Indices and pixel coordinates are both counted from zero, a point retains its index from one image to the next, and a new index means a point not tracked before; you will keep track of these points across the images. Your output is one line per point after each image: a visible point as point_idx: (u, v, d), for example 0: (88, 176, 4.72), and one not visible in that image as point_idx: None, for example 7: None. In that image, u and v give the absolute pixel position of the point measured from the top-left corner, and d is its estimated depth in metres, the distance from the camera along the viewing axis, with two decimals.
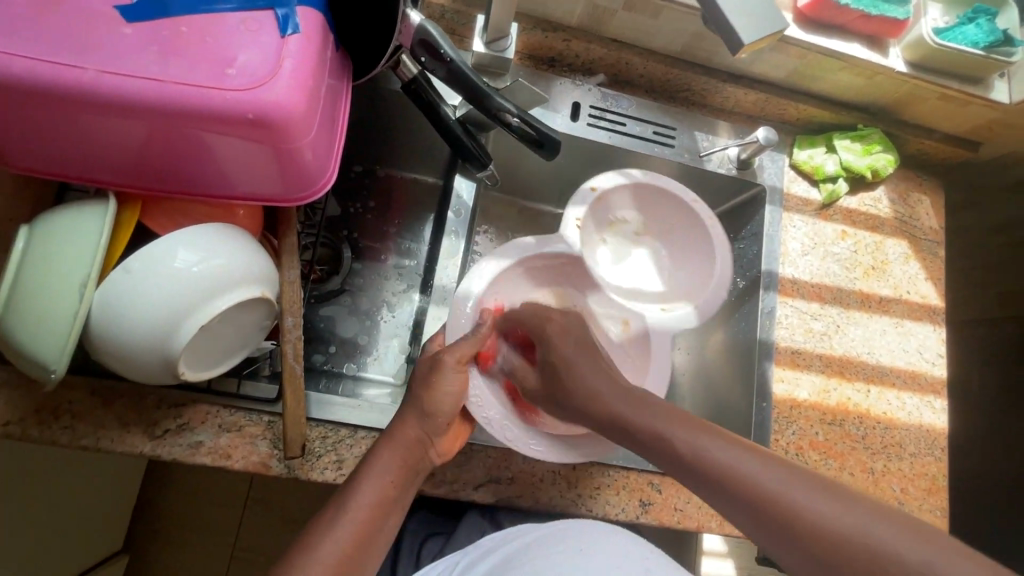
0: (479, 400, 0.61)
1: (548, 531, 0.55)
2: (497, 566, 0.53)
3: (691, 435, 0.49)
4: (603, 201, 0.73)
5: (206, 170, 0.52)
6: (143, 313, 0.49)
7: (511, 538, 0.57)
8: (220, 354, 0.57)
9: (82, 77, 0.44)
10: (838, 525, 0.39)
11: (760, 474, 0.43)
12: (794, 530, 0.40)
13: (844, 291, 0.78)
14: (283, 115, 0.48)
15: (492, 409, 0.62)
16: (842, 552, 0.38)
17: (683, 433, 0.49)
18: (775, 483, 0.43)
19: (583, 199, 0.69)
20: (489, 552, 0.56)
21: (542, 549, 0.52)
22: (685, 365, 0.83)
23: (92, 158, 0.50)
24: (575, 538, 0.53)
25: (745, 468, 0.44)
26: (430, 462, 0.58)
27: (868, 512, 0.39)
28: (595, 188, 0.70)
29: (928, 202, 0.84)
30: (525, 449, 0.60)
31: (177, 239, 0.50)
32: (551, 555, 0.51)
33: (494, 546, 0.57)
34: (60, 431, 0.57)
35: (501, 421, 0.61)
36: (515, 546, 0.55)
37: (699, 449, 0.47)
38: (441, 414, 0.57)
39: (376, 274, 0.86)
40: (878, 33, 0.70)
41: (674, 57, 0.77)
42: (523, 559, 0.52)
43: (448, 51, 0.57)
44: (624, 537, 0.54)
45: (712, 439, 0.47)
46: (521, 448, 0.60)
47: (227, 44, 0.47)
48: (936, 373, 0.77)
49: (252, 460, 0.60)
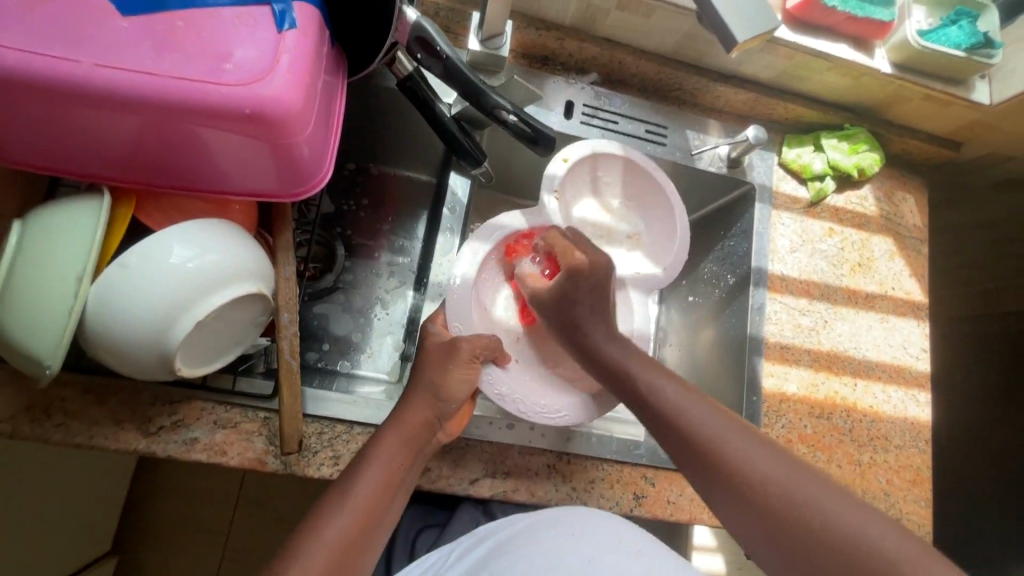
0: (489, 377, 0.62)
1: (537, 519, 0.56)
2: (488, 554, 0.54)
3: (706, 415, 0.53)
4: (572, 178, 0.73)
5: (202, 165, 0.51)
6: (139, 308, 0.49)
7: (504, 527, 0.57)
8: (215, 350, 0.56)
9: (78, 71, 0.43)
10: (778, 480, 0.47)
11: (741, 446, 0.50)
12: (759, 501, 0.47)
13: (831, 287, 0.80)
14: (279, 110, 0.48)
15: (504, 385, 0.63)
16: (790, 511, 0.45)
17: (705, 416, 0.53)
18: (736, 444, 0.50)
19: (550, 182, 0.70)
20: (480, 541, 0.57)
21: (533, 536, 0.53)
22: (677, 360, 0.86)
23: (86, 154, 0.49)
24: (563, 524, 0.53)
25: (712, 427, 0.52)
26: (439, 442, 0.59)
27: (805, 475, 0.47)
28: (566, 160, 0.70)
29: (912, 200, 0.86)
30: (538, 419, 0.63)
31: (172, 235, 0.50)
32: (542, 542, 0.51)
33: (484, 535, 0.58)
34: (52, 429, 0.56)
35: (514, 396, 0.63)
36: (507, 534, 0.55)
37: (713, 432, 0.51)
38: (444, 403, 0.58)
39: (369, 271, 0.86)
40: (864, 35, 0.72)
41: (666, 57, 0.78)
42: (515, 545, 0.53)
43: (444, 47, 0.58)
44: (611, 520, 0.55)
45: (728, 426, 0.52)
46: (538, 419, 0.62)
47: (224, 38, 0.47)
48: (920, 367, 0.79)
49: (248, 457, 0.60)
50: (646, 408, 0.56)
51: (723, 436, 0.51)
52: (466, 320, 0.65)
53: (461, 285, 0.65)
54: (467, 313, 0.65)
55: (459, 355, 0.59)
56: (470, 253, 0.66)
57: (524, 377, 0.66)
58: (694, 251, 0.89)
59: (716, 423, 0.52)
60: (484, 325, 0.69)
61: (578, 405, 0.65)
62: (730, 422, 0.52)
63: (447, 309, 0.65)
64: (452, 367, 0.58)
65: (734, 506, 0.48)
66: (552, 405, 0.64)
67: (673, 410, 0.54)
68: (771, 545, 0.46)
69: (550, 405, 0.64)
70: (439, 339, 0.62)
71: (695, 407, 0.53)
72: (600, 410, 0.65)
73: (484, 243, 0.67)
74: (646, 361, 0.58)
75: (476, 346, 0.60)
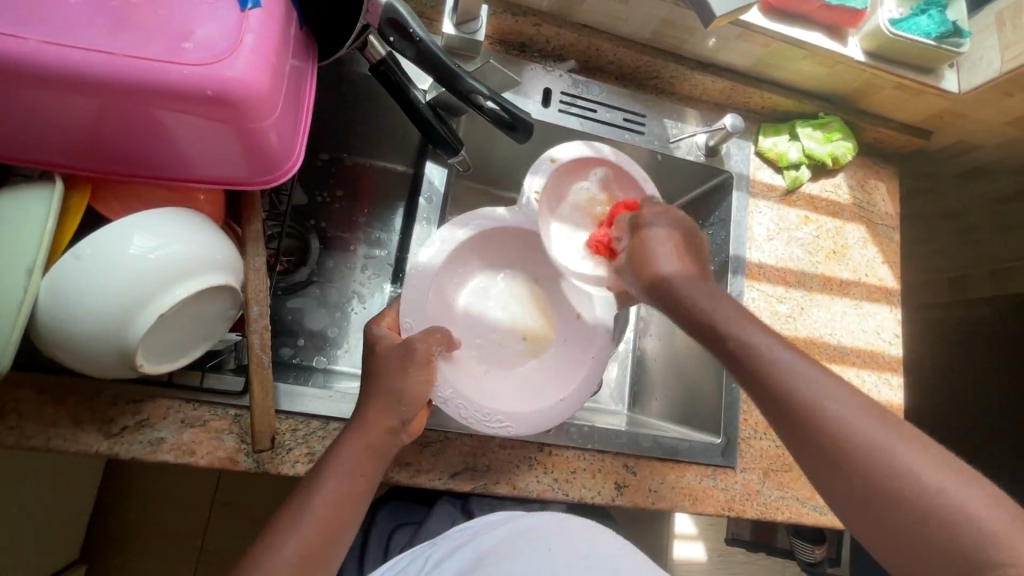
0: (439, 380, 0.58)
1: (519, 527, 0.58)
2: (469, 564, 0.55)
3: (776, 348, 0.51)
4: (563, 174, 0.71)
5: (162, 151, 0.49)
6: (96, 301, 0.46)
7: (480, 533, 0.58)
8: (180, 346, 0.54)
9: (24, 48, 0.41)
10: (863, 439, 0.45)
11: (823, 393, 0.48)
12: (842, 455, 0.45)
13: (808, 274, 0.81)
14: (244, 93, 0.46)
15: (450, 389, 0.59)
16: (877, 471, 0.43)
17: (771, 348, 0.51)
18: (815, 390, 0.48)
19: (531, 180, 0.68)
20: (458, 547, 0.57)
21: (510, 548, 0.55)
22: (656, 350, 0.88)
23: (33, 139, 0.46)
24: (548, 535, 0.57)
25: (793, 372, 0.49)
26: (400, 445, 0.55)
27: (877, 424, 0.45)
28: (554, 159, 0.68)
29: (884, 188, 0.87)
30: (480, 426, 0.59)
31: (131, 223, 0.48)
32: (522, 556, 0.54)
33: (461, 540, 0.58)
34: (6, 431, 0.53)
35: (459, 401, 0.59)
36: (486, 543, 0.57)
37: (776, 363, 0.50)
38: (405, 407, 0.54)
39: (345, 264, 0.84)
40: (838, 23, 0.72)
41: (644, 44, 0.78)
42: (496, 555, 0.54)
43: (417, 30, 0.57)
44: (591, 532, 0.59)
45: (809, 371, 0.49)
46: (479, 426, 0.59)
47: (182, 16, 0.44)
48: (892, 352, 0.81)
49: (217, 456, 0.57)
50: (712, 338, 0.55)
51: (803, 378, 0.49)
52: (418, 318, 0.61)
53: (421, 273, 0.63)
54: (424, 311, 0.62)
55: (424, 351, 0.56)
56: (440, 239, 0.65)
57: (467, 380, 0.62)
58: None
59: (798, 365, 0.50)
60: (441, 318, 0.66)
61: (526, 418, 0.61)
62: (796, 355, 0.51)
63: (402, 302, 0.61)
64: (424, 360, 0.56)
65: (823, 464, 0.46)
66: (497, 416, 0.60)
67: (747, 348, 0.52)
68: (869, 507, 0.44)
69: (494, 413, 0.60)
70: (393, 334, 0.60)
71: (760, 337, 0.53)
72: (544, 425, 0.61)
73: (463, 231, 0.66)
74: (707, 289, 0.58)
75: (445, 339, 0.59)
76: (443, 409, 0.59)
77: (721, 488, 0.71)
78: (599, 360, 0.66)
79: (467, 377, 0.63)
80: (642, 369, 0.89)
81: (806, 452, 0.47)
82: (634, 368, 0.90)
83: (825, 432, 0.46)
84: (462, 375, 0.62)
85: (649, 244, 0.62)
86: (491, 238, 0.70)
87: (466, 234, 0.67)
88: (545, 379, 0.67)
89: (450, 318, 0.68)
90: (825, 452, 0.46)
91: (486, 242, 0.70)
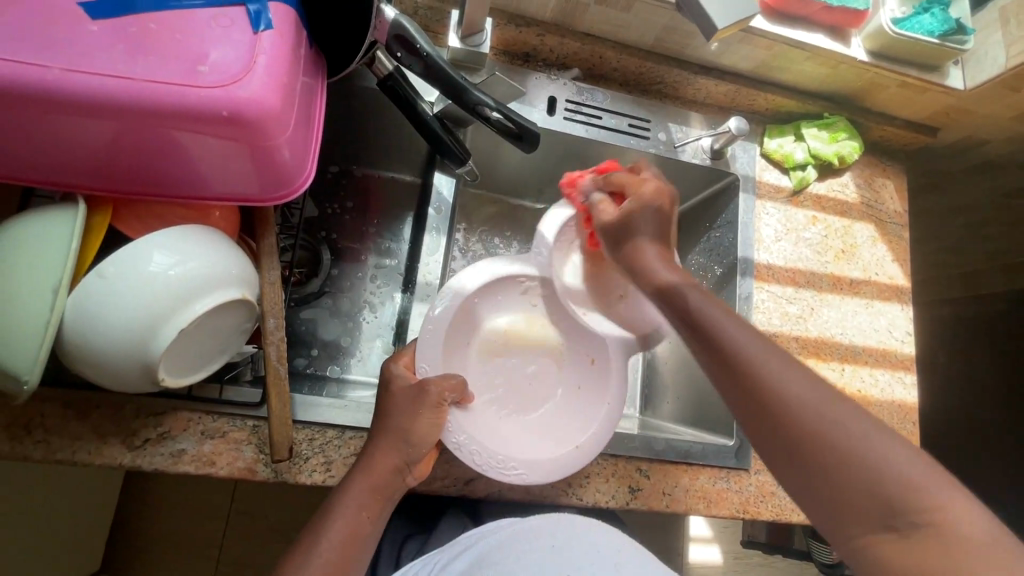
0: (450, 425, 0.59)
1: (520, 527, 0.59)
2: (470, 566, 0.55)
3: (748, 334, 0.51)
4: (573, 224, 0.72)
5: (178, 170, 0.50)
6: (118, 319, 0.47)
7: (480, 536, 0.59)
8: (199, 359, 0.55)
9: (48, 76, 0.42)
10: (869, 436, 0.44)
11: (801, 391, 0.47)
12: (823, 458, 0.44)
13: (817, 274, 0.81)
14: (258, 113, 0.47)
15: (463, 434, 0.59)
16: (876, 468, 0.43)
17: (747, 338, 0.51)
18: (797, 388, 0.47)
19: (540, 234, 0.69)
20: (459, 553, 0.58)
21: (511, 550, 0.56)
22: (667, 353, 0.88)
23: (55, 162, 0.48)
24: (548, 533, 0.58)
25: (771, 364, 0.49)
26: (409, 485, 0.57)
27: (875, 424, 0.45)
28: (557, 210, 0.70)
29: (892, 186, 0.87)
30: (495, 474, 0.59)
31: (149, 243, 0.49)
32: (523, 554, 0.55)
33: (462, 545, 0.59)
34: (33, 446, 0.55)
35: (472, 448, 0.59)
36: (487, 545, 0.57)
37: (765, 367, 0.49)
38: (411, 449, 0.56)
39: (356, 275, 0.85)
40: (839, 23, 0.73)
41: (646, 51, 0.78)
42: (496, 556, 0.55)
43: (423, 45, 0.58)
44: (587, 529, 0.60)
45: (790, 367, 0.49)
46: (492, 473, 0.58)
47: (198, 40, 0.46)
48: (905, 351, 0.80)
49: (237, 467, 0.59)
50: (700, 331, 0.54)
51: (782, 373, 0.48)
52: (432, 361, 0.62)
53: (438, 319, 0.63)
54: (437, 353, 0.62)
55: (427, 398, 0.57)
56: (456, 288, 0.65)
57: (484, 427, 0.63)
58: (684, 242, 0.90)
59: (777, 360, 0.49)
60: (456, 358, 0.66)
61: (543, 465, 0.60)
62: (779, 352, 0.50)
63: (416, 345, 0.62)
64: (425, 401, 0.57)
65: (803, 467, 0.45)
66: (516, 463, 0.60)
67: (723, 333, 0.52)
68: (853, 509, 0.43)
69: (509, 460, 0.59)
70: (408, 374, 0.60)
71: (748, 337, 0.51)
72: (560, 471, 0.61)
73: (476, 281, 0.66)
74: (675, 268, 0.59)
75: (451, 380, 0.59)
76: (457, 455, 0.59)
77: (735, 491, 0.71)
78: (613, 408, 0.65)
79: (482, 424, 0.63)
80: (654, 371, 0.89)
81: (783, 453, 0.47)
82: (645, 369, 0.90)
83: (803, 430, 0.46)
84: (478, 420, 0.63)
85: (634, 225, 0.62)
86: (507, 285, 0.70)
87: (480, 283, 0.66)
88: (563, 424, 0.67)
89: (466, 361, 0.68)
90: (796, 451, 0.46)
91: (500, 289, 0.70)
